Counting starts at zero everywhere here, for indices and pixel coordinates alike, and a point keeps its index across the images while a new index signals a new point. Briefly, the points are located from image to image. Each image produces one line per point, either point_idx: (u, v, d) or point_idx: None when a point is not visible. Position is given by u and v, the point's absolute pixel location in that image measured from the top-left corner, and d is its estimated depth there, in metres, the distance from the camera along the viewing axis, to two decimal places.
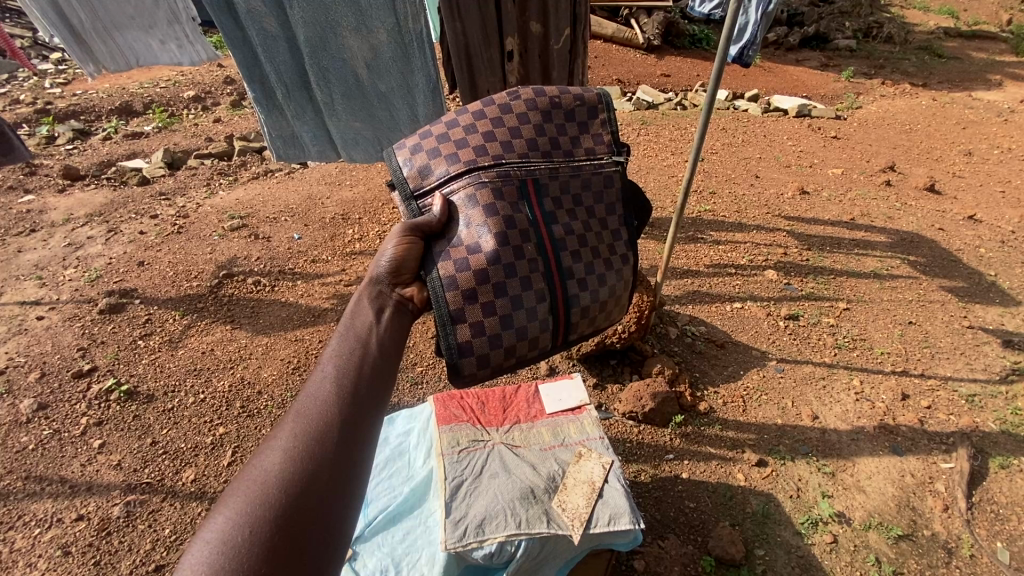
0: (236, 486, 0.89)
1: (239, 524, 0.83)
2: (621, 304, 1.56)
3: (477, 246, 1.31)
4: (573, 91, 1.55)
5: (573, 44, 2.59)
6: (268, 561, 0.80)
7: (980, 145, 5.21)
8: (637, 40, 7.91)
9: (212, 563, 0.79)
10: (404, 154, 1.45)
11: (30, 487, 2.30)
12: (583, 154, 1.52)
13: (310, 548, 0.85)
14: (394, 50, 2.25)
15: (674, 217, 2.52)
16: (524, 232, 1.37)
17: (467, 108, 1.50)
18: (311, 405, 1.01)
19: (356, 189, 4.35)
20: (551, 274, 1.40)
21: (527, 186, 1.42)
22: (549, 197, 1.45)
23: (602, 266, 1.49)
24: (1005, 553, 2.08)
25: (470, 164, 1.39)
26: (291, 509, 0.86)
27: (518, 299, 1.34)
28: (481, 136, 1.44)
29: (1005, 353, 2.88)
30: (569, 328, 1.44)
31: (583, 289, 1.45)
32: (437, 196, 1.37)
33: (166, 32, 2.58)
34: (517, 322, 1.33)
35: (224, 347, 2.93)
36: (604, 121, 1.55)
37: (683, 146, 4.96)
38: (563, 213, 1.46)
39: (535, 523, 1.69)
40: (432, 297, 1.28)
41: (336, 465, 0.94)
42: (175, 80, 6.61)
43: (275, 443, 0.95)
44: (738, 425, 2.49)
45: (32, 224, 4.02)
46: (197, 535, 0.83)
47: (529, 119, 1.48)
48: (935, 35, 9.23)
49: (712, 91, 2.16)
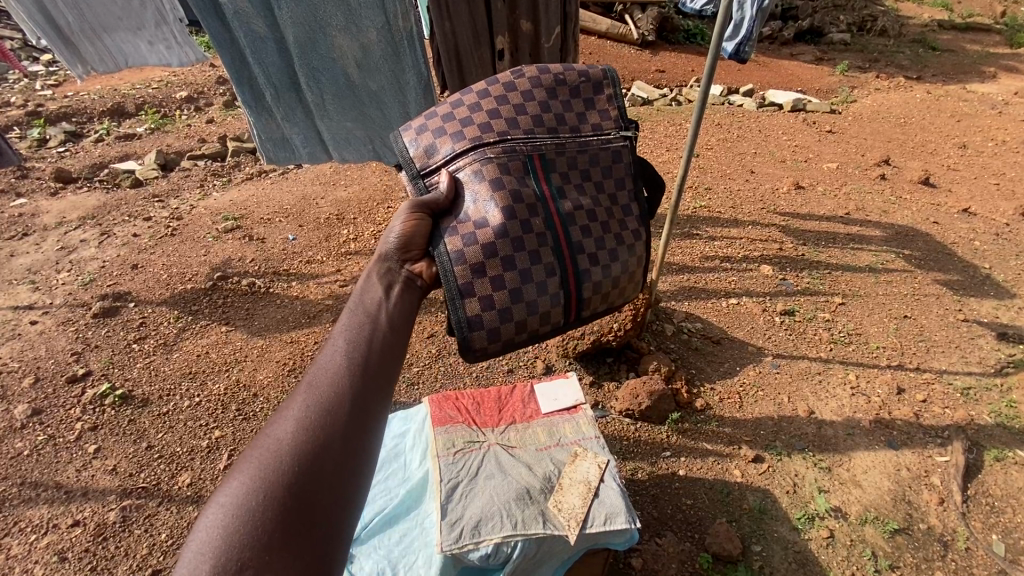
0: (251, 453, 0.90)
1: (254, 495, 0.84)
2: (634, 279, 1.54)
3: (484, 221, 1.32)
4: (577, 68, 1.54)
5: (564, 41, 2.54)
6: (279, 526, 0.82)
7: (974, 138, 5.21)
8: (631, 35, 7.88)
9: (226, 525, 0.80)
10: (410, 134, 1.46)
11: (25, 493, 2.29)
12: (589, 130, 1.51)
13: (321, 517, 0.86)
14: (385, 48, 2.25)
15: (669, 214, 2.46)
16: (531, 206, 1.37)
17: (472, 88, 1.50)
18: (325, 376, 1.01)
19: (351, 189, 4.33)
20: (561, 248, 1.39)
21: (533, 161, 1.42)
22: (556, 173, 1.45)
23: (613, 241, 1.48)
24: (1000, 545, 2.09)
25: (476, 141, 1.40)
26: (308, 481, 0.87)
27: (528, 272, 1.34)
28: (485, 114, 1.44)
29: (999, 346, 2.89)
30: (582, 304, 1.43)
31: (594, 263, 1.43)
32: (443, 173, 1.38)
33: (154, 33, 2.55)
34: (527, 296, 1.33)
35: (218, 350, 2.92)
36: (609, 97, 1.54)
37: (678, 142, 4.95)
38: (570, 186, 1.46)
39: (531, 524, 1.69)
40: (440, 272, 1.28)
41: (346, 435, 0.94)
42: (167, 80, 6.56)
43: (287, 412, 0.96)
44: (734, 421, 2.50)
45: (24, 227, 4.00)
46: (213, 499, 0.84)
47: (534, 97, 1.48)
48: (929, 27, 9.23)
49: (706, 87, 2.08)
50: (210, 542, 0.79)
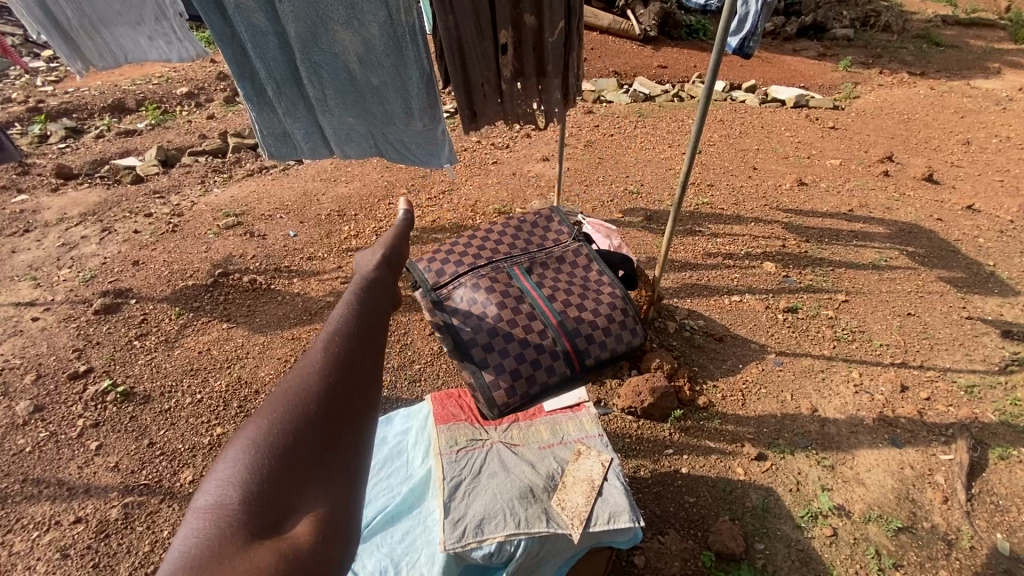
0: (257, 416, 0.84)
1: (269, 440, 0.79)
2: (628, 323, 1.89)
3: (485, 313, 1.78)
4: (532, 214, 2.18)
5: (568, 37, 2.51)
6: (291, 483, 0.76)
7: (978, 135, 5.18)
8: (633, 31, 7.84)
9: (239, 481, 0.75)
10: (420, 267, 1.93)
11: (27, 490, 2.29)
12: (551, 245, 2.05)
13: (334, 472, 0.80)
14: (387, 42, 2.22)
15: (673, 210, 2.42)
16: (518, 297, 1.84)
17: (461, 237, 2.05)
18: (338, 332, 0.97)
19: (352, 185, 4.31)
20: (549, 320, 1.81)
21: (514, 272, 1.90)
22: (535, 275, 1.92)
23: (597, 301, 1.88)
24: (1004, 544, 2.08)
25: (471, 266, 1.89)
26: (322, 431, 0.82)
27: (525, 335, 1.77)
28: (474, 252, 1.97)
29: (1003, 343, 2.88)
30: (581, 356, 1.81)
31: (580, 322, 1.83)
32: (448, 290, 1.84)
33: (154, 28, 2.53)
34: (529, 358, 1.76)
35: (220, 347, 2.91)
36: (561, 227, 2.14)
37: (681, 138, 4.92)
38: (548, 275, 1.93)
39: (535, 522, 1.69)
40: (461, 356, 1.75)
41: (354, 394, 0.89)
42: (167, 76, 6.53)
43: (301, 367, 0.91)
44: (737, 418, 2.49)
45: (25, 224, 3.99)
46: (221, 461, 0.78)
47: (506, 238, 2.05)
48: (933, 23, 9.17)
49: (710, 83, 2.07)
50: (223, 488, 0.74)
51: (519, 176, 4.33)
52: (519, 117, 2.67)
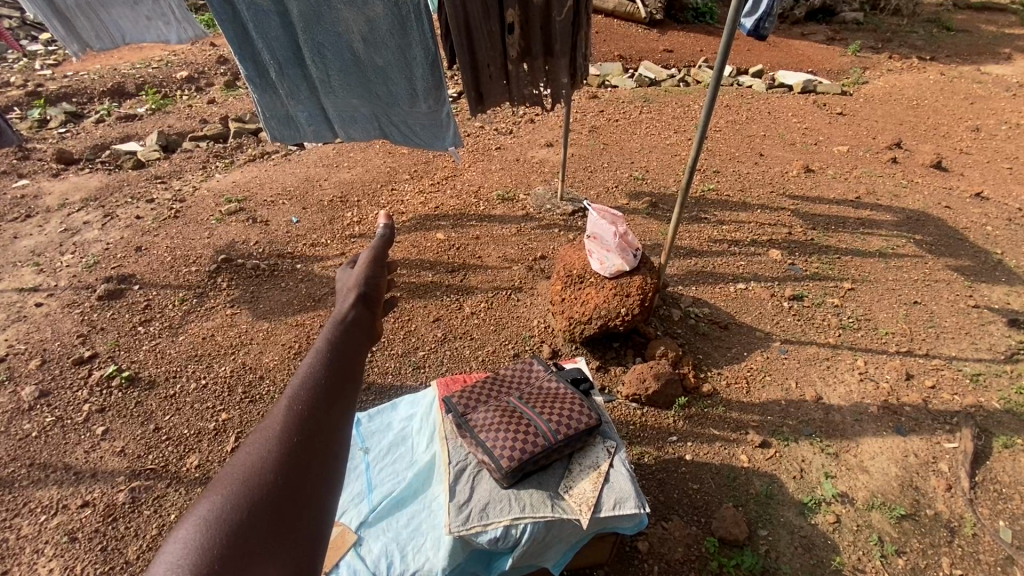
0: (217, 479, 0.74)
1: (225, 509, 0.70)
2: (592, 419, 1.83)
3: (471, 397, 1.92)
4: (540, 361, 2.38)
5: (576, 15, 2.38)
6: (254, 555, 0.67)
7: (988, 121, 5.12)
8: (639, 14, 7.70)
9: (191, 557, 0.65)
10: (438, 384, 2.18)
11: (34, 475, 2.30)
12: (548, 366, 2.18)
13: (299, 543, 0.71)
14: (392, 22, 2.16)
15: (680, 196, 2.36)
16: (501, 389, 1.97)
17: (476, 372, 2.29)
18: (311, 374, 0.86)
19: (355, 170, 4.28)
20: (517, 404, 1.86)
21: (506, 370, 2.07)
22: (521, 373, 2.05)
23: (579, 403, 1.88)
24: (1006, 532, 2.08)
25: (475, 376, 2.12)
26: (284, 496, 0.73)
27: (519, 439, 1.74)
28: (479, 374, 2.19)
29: (1009, 332, 2.86)
30: (542, 434, 1.77)
31: (550, 409, 1.83)
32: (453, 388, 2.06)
33: (152, 7, 2.49)
34: (495, 427, 1.77)
35: (224, 333, 2.91)
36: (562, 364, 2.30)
37: (687, 124, 4.87)
38: (532, 384, 1.99)
39: (540, 507, 1.70)
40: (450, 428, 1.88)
41: (323, 448, 0.79)
42: (166, 59, 6.44)
43: (271, 415, 0.82)
44: (741, 406, 2.49)
45: (26, 209, 3.97)
46: (172, 534, 0.68)
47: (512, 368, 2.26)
48: (945, 6, 8.98)
49: (721, 66, 2.02)
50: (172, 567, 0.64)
51: (523, 162, 4.29)
52: (524, 99, 2.63)
